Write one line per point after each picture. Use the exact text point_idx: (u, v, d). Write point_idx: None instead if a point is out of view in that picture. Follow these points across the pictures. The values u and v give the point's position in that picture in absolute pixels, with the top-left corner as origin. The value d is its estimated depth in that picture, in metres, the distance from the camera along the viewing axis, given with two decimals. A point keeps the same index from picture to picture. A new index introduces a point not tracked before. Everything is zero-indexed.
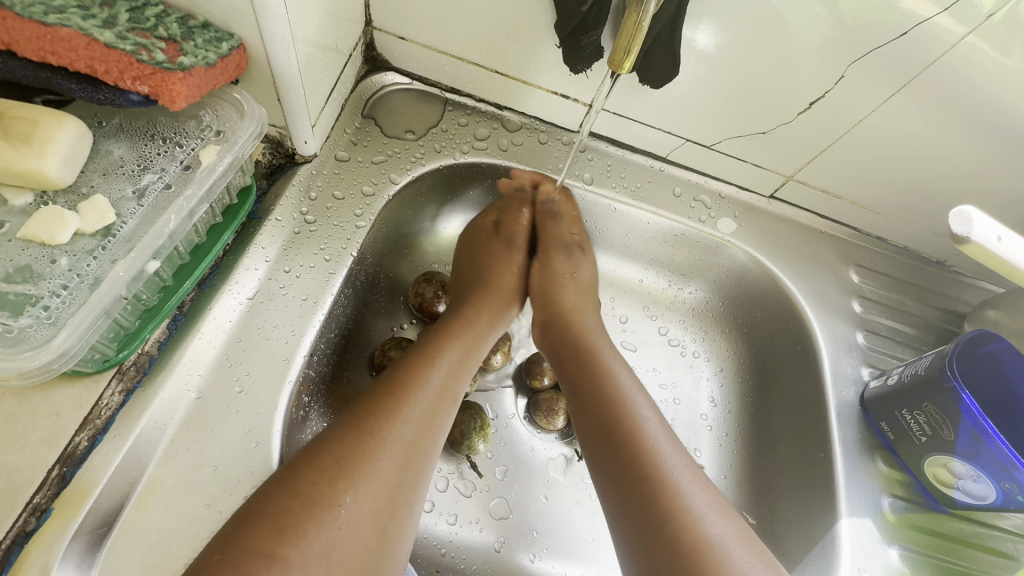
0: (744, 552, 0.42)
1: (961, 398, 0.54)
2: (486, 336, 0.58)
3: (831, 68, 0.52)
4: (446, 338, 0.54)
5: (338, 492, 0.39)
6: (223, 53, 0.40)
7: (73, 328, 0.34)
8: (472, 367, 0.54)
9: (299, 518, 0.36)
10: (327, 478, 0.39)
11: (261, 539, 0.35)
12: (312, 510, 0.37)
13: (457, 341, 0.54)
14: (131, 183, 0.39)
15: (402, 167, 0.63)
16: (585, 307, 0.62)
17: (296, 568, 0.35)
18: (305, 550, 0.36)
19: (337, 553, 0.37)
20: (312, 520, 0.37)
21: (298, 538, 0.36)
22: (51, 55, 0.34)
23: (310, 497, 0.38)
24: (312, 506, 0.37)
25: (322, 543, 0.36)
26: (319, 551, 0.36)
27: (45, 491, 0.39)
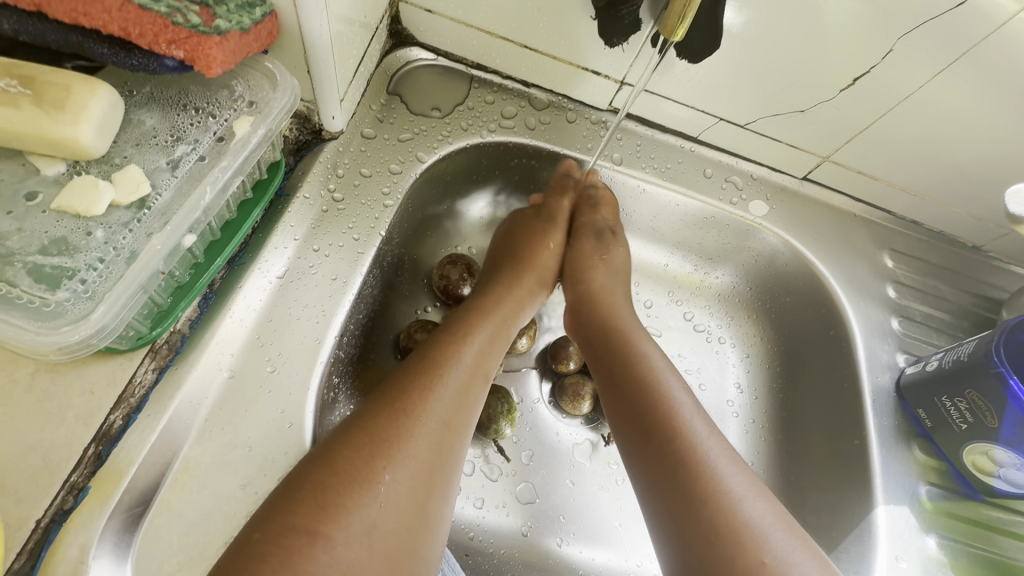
0: (785, 535, 0.40)
1: (1008, 383, 0.52)
2: (522, 306, 0.58)
3: (879, 41, 0.49)
4: (482, 312, 0.53)
5: (372, 462, 0.37)
6: (256, 19, 0.38)
7: (112, 302, 0.33)
8: (505, 345, 0.53)
9: (339, 496, 0.35)
10: (365, 455, 0.38)
11: (300, 516, 0.34)
12: (352, 488, 0.36)
13: (492, 317, 0.53)
14: (164, 154, 0.37)
15: (429, 146, 0.61)
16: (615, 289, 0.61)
17: (339, 546, 0.33)
18: (347, 526, 0.34)
19: (377, 534, 0.35)
20: (351, 498, 0.35)
21: (337, 516, 0.34)
22: (84, 17, 0.33)
23: (348, 475, 0.36)
24: (351, 484, 0.36)
25: (361, 521, 0.35)
26: (359, 529, 0.35)
27: (82, 470, 0.38)
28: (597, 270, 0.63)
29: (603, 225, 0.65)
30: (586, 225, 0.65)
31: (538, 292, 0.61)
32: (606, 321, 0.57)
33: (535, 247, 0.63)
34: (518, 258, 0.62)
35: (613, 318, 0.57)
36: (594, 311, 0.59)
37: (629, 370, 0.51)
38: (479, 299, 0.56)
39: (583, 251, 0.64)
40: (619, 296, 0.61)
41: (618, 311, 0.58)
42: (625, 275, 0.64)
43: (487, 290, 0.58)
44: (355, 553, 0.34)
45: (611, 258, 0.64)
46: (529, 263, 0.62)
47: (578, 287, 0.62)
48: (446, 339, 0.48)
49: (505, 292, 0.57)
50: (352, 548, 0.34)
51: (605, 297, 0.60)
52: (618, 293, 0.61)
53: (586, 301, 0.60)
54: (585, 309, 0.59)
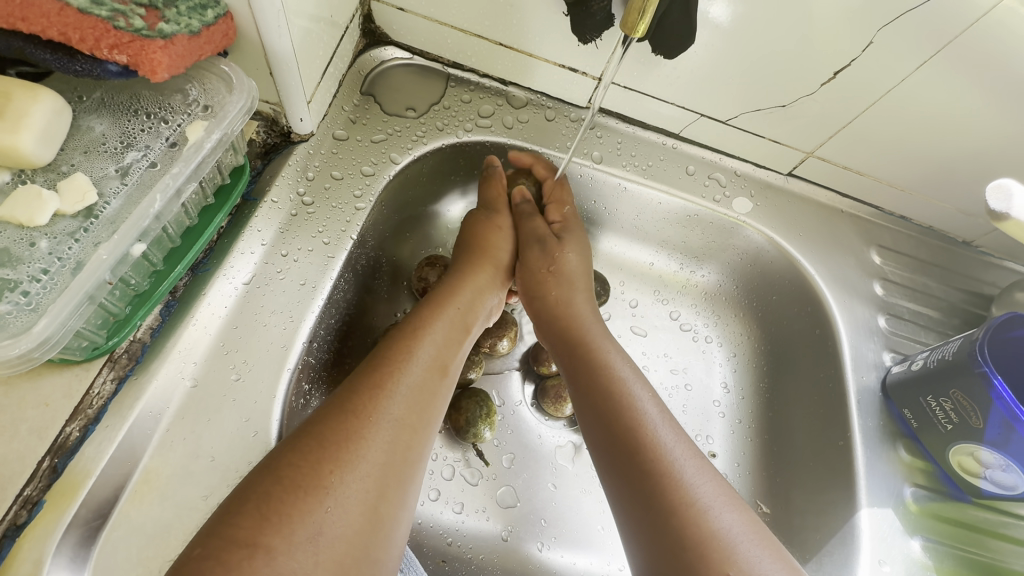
0: (753, 545, 0.40)
1: (992, 383, 0.51)
2: (477, 304, 0.56)
3: (857, 34, 0.48)
4: (436, 308, 0.52)
5: (325, 471, 0.37)
6: (208, 21, 0.37)
7: (54, 315, 0.33)
8: (462, 339, 0.52)
9: (283, 503, 0.35)
10: (313, 461, 0.37)
11: (243, 528, 0.33)
12: (298, 496, 0.35)
13: (447, 312, 0.52)
14: (114, 161, 0.37)
15: (403, 146, 0.60)
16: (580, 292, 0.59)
17: (281, 557, 0.33)
18: (290, 535, 0.34)
19: (322, 541, 0.35)
20: (297, 506, 0.35)
21: (282, 525, 0.34)
22: (22, 22, 0.32)
23: (295, 482, 0.36)
24: (298, 492, 0.35)
25: (308, 529, 0.34)
26: (305, 539, 0.34)
27: (36, 483, 0.38)
28: (550, 284, 0.59)
29: (543, 233, 0.62)
30: (528, 238, 0.62)
31: (495, 288, 0.59)
32: (575, 327, 0.56)
33: (487, 234, 0.61)
34: (472, 247, 0.60)
35: (579, 322, 0.56)
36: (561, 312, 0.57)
37: (596, 378, 0.50)
38: (437, 292, 0.55)
39: (532, 266, 0.61)
40: (580, 289, 0.60)
41: (587, 318, 0.57)
42: (581, 282, 0.60)
43: (444, 283, 0.56)
44: (299, 562, 0.33)
45: (561, 269, 0.60)
46: (484, 252, 0.60)
47: (535, 302, 0.60)
48: (406, 338, 0.47)
49: (458, 288, 0.55)
50: (297, 558, 0.33)
51: (566, 309, 0.58)
52: (582, 295, 0.59)
53: (551, 313, 0.58)
54: (545, 318, 0.58)
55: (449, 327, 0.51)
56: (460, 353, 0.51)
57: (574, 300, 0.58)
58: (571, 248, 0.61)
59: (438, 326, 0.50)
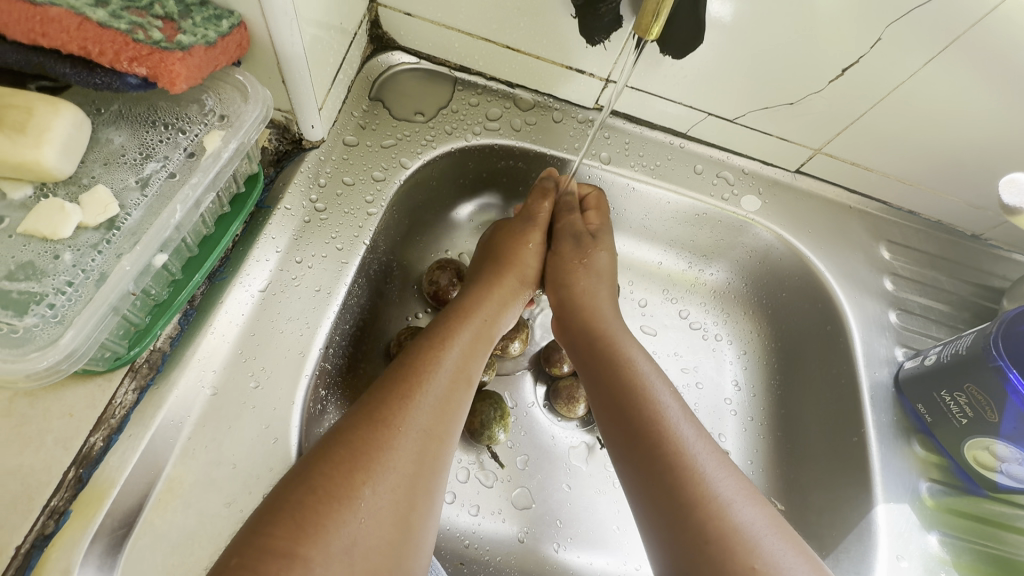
0: (776, 539, 0.39)
1: (1007, 377, 0.51)
2: (503, 313, 0.56)
3: (865, 31, 0.48)
4: (464, 315, 0.52)
5: (353, 479, 0.37)
6: (223, 31, 0.37)
7: (80, 327, 0.33)
8: (487, 345, 0.52)
9: (315, 513, 0.34)
10: (344, 470, 0.37)
11: (277, 538, 0.33)
12: (330, 506, 0.35)
13: (472, 320, 0.52)
14: (133, 173, 0.37)
15: (413, 151, 0.60)
16: (602, 292, 0.59)
17: (316, 567, 0.33)
18: (324, 546, 0.34)
19: (355, 551, 0.35)
20: (330, 514, 0.35)
21: (316, 535, 0.34)
22: (42, 38, 0.33)
23: (325, 491, 0.36)
24: (329, 500, 0.35)
25: (340, 537, 0.34)
26: (338, 548, 0.34)
27: (62, 494, 0.38)
28: (578, 276, 0.60)
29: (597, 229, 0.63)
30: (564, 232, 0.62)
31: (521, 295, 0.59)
32: (593, 326, 0.55)
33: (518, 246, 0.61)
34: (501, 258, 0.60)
35: (591, 322, 0.56)
36: (578, 313, 0.57)
37: (614, 376, 0.50)
38: (464, 300, 0.55)
39: (562, 258, 0.61)
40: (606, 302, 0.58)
41: (606, 315, 0.57)
42: (608, 281, 0.61)
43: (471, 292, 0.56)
44: (334, 572, 0.33)
45: (592, 262, 0.60)
46: (512, 260, 0.60)
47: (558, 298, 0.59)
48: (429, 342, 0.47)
49: (484, 297, 0.55)
50: (333, 565, 0.33)
51: (586, 304, 0.58)
52: (605, 293, 0.59)
53: (574, 311, 0.58)
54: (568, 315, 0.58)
55: (468, 327, 0.51)
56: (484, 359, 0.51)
57: (596, 294, 0.59)
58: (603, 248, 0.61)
59: (457, 329, 0.50)
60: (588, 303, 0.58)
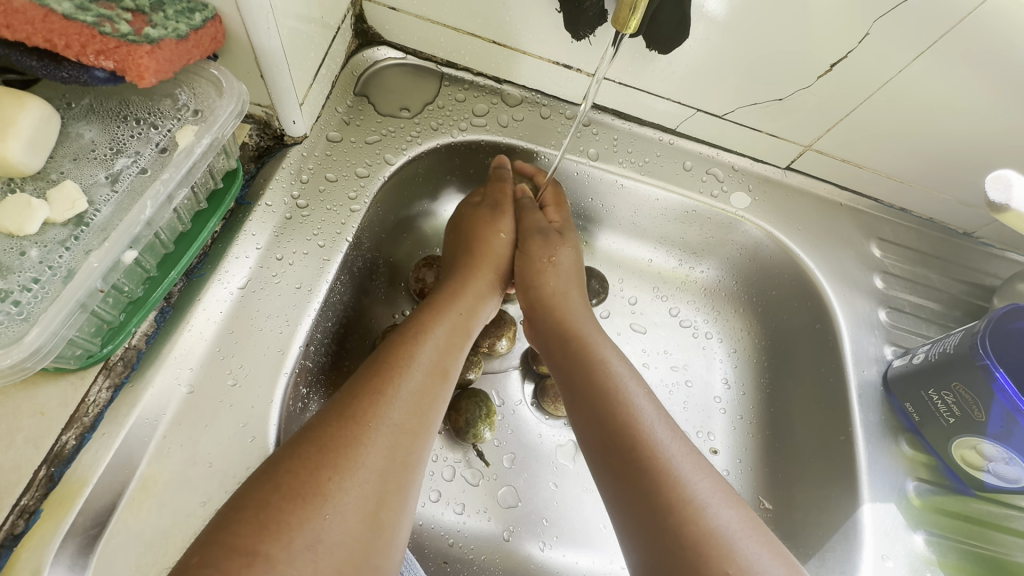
0: (753, 542, 0.39)
1: (994, 376, 0.50)
2: (478, 308, 0.55)
3: (853, 26, 0.47)
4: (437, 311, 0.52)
5: (322, 476, 0.36)
6: (195, 25, 0.37)
7: (46, 324, 0.33)
8: (462, 343, 0.51)
9: (284, 511, 0.34)
10: (312, 468, 0.37)
11: (242, 536, 0.33)
12: (296, 503, 0.35)
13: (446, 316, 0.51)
14: (103, 168, 0.37)
15: (397, 147, 0.60)
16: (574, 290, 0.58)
17: (281, 565, 0.32)
18: (290, 544, 0.33)
19: (322, 549, 0.34)
20: (296, 513, 0.34)
21: (282, 533, 0.33)
22: (5, 29, 0.32)
23: (293, 490, 0.35)
24: (296, 499, 0.35)
25: (307, 536, 0.34)
26: (304, 545, 0.34)
27: (33, 493, 0.38)
28: (550, 274, 0.58)
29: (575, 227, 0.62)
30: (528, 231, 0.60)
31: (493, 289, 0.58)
32: (571, 325, 0.55)
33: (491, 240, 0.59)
34: (478, 254, 0.58)
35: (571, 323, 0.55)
36: (560, 311, 0.56)
37: (591, 377, 0.49)
38: (438, 296, 0.54)
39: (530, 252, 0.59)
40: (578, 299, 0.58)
41: (580, 315, 0.56)
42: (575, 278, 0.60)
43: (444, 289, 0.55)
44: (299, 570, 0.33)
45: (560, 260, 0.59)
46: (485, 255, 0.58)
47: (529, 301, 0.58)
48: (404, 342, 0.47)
49: (462, 290, 0.55)
50: (298, 564, 0.33)
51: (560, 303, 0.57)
52: (575, 294, 0.58)
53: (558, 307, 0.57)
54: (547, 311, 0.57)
55: (447, 325, 0.50)
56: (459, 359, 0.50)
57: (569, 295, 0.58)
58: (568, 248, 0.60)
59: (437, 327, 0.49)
60: (565, 300, 0.57)
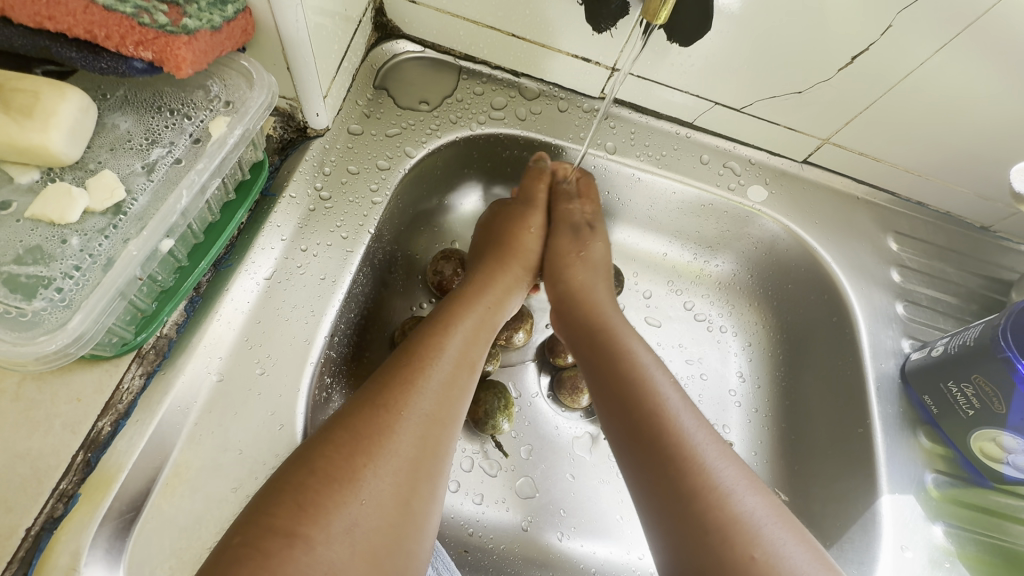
0: (778, 529, 0.39)
1: (1015, 368, 0.50)
2: (507, 296, 0.56)
3: (876, 19, 0.47)
4: (465, 301, 0.52)
5: (355, 460, 0.37)
6: (227, 17, 0.37)
7: (87, 311, 0.33)
8: (488, 335, 0.51)
9: (319, 495, 0.35)
10: (345, 453, 0.37)
11: (279, 518, 0.33)
12: (332, 487, 0.35)
13: (472, 308, 0.52)
14: (139, 158, 0.38)
15: (417, 140, 0.60)
16: (601, 275, 0.60)
17: (319, 546, 0.33)
18: (326, 526, 0.34)
19: (358, 532, 0.34)
20: (332, 497, 0.35)
21: (318, 516, 0.34)
22: (48, 21, 0.32)
23: (328, 474, 0.36)
24: (332, 483, 0.35)
25: (342, 518, 0.34)
26: (341, 527, 0.34)
27: (71, 477, 0.39)
28: (578, 263, 0.61)
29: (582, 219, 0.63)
30: (562, 222, 0.63)
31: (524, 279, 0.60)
32: (593, 319, 0.55)
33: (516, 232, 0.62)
34: (496, 249, 0.60)
35: (594, 314, 0.56)
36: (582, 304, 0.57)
37: (613, 368, 0.49)
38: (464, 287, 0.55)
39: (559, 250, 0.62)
40: (601, 286, 0.59)
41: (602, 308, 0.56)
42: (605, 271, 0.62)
43: (473, 278, 0.56)
44: (334, 552, 0.33)
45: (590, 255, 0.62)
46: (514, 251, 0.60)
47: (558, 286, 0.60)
48: (430, 332, 0.47)
49: (492, 281, 0.56)
50: (334, 547, 0.33)
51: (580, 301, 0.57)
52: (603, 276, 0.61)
53: (580, 298, 0.58)
54: (572, 298, 0.58)
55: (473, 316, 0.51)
56: (483, 349, 0.50)
57: (587, 291, 0.58)
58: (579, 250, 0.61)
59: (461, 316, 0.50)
60: (588, 294, 0.58)
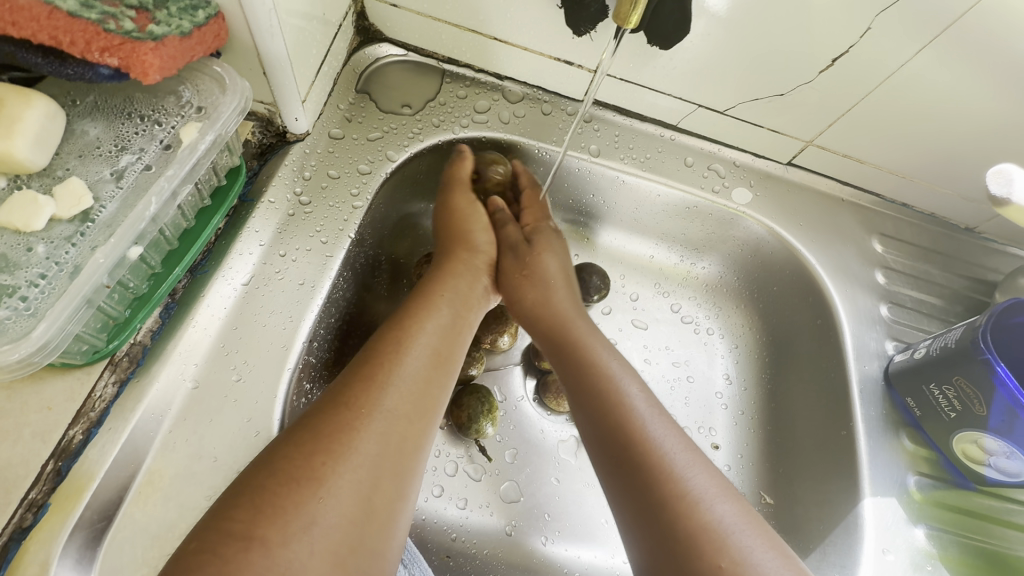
0: (747, 536, 0.39)
1: (994, 370, 0.50)
2: (470, 294, 0.54)
3: (854, 22, 0.47)
4: (429, 297, 0.51)
5: (317, 461, 0.37)
6: (199, 22, 0.37)
7: (53, 319, 0.33)
8: (462, 331, 0.51)
9: (277, 496, 0.34)
10: (307, 453, 0.37)
11: (238, 522, 0.33)
12: (292, 487, 0.35)
13: (441, 303, 0.51)
14: (108, 164, 0.37)
15: (399, 144, 0.60)
16: (561, 287, 0.57)
17: (275, 547, 0.33)
18: (285, 526, 0.33)
19: (316, 533, 0.34)
20: (291, 497, 0.35)
21: (276, 517, 0.34)
22: (11, 27, 0.32)
23: (289, 475, 0.35)
24: (292, 484, 0.35)
25: (303, 519, 0.34)
26: (300, 528, 0.34)
27: (41, 486, 0.38)
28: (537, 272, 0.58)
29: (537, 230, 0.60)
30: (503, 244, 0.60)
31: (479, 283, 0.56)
32: (569, 320, 0.54)
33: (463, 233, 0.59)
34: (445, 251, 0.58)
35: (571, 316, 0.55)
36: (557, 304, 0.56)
37: (588, 372, 0.49)
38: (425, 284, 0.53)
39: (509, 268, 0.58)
40: (566, 297, 0.56)
41: (576, 309, 0.55)
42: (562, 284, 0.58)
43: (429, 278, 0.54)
44: (292, 552, 0.33)
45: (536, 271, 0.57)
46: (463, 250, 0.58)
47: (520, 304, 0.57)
48: (404, 331, 0.47)
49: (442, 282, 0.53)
50: (293, 548, 0.33)
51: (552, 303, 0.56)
52: (563, 288, 0.57)
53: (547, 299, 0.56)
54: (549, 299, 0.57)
55: (444, 310, 0.50)
56: (458, 346, 0.49)
57: (556, 299, 0.56)
58: (548, 252, 0.59)
59: (435, 312, 0.50)
60: (563, 294, 0.57)
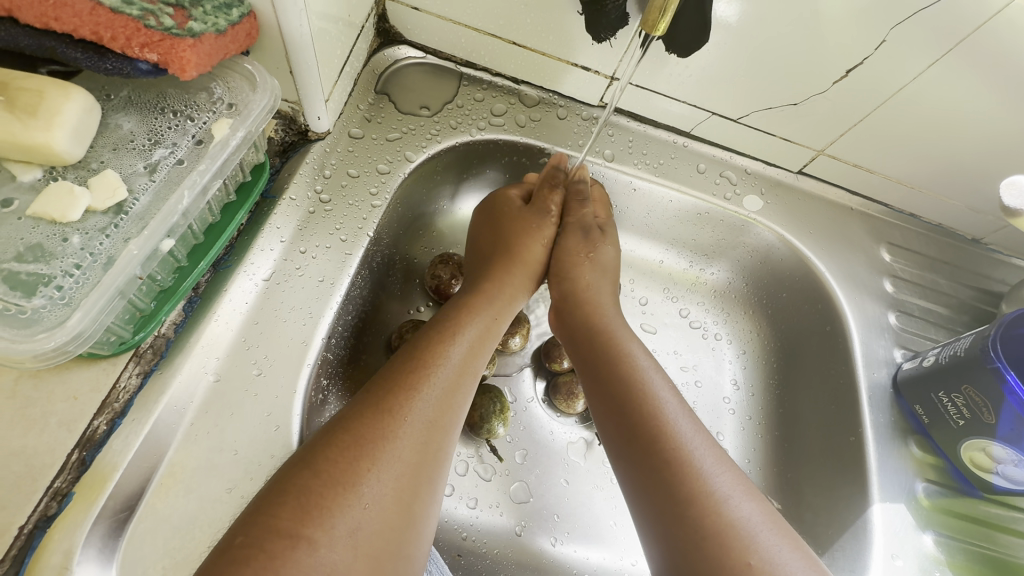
0: (773, 535, 0.39)
1: (1004, 379, 0.51)
2: (510, 300, 0.55)
3: (869, 33, 0.48)
4: (472, 306, 0.52)
5: (359, 466, 0.37)
6: (233, 20, 0.38)
7: (88, 309, 0.34)
8: (495, 336, 0.52)
9: (321, 497, 0.35)
10: (349, 457, 0.37)
11: (284, 519, 0.33)
12: (333, 490, 0.35)
13: (479, 310, 0.51)
14: (142, 158, 0.38)
15: (417, 144, 0.60)
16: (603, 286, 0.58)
17: (321, 548, 0.33)
18: (329, 528, 0.34)
19: (359, 535, 0.35)
20: (335, 500, 0.35)
21: (321, 518, 0.34)
22: (54, 22, 0.33)
23: (331, 477, 0.36)
24: (335, 487, 0.36)
25: (345, 522, 0.34)
26: (344, 530, 0.34)
27: (65, 476, 0.39)
28: (583, 269, 0.59)
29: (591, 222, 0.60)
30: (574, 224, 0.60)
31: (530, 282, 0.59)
32: (593, 323, 0.55)
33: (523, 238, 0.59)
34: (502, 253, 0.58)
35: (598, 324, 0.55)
36: (579, 310, 0.56)
37: (612, 373, 0.49)
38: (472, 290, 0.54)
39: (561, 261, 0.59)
40: (607, 299, 0.58)
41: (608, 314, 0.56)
42: (612, 277, 0.60)
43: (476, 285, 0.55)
44: (338, 554, 0.33)
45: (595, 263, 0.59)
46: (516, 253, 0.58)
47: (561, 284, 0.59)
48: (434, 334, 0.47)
49: (496, 287, 0.55)
50: (337, 550, 0.33)
51: (591, 308, 0.56)
52: (607, 286, 0.59)
53: (576, 303, 0.57)
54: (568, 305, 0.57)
55: (477, 320, 0.51)
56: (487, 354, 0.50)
57: (599, 298, 0.57)
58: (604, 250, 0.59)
59: (467, 318, 0.50)
60: (587, 296, 0.57)
